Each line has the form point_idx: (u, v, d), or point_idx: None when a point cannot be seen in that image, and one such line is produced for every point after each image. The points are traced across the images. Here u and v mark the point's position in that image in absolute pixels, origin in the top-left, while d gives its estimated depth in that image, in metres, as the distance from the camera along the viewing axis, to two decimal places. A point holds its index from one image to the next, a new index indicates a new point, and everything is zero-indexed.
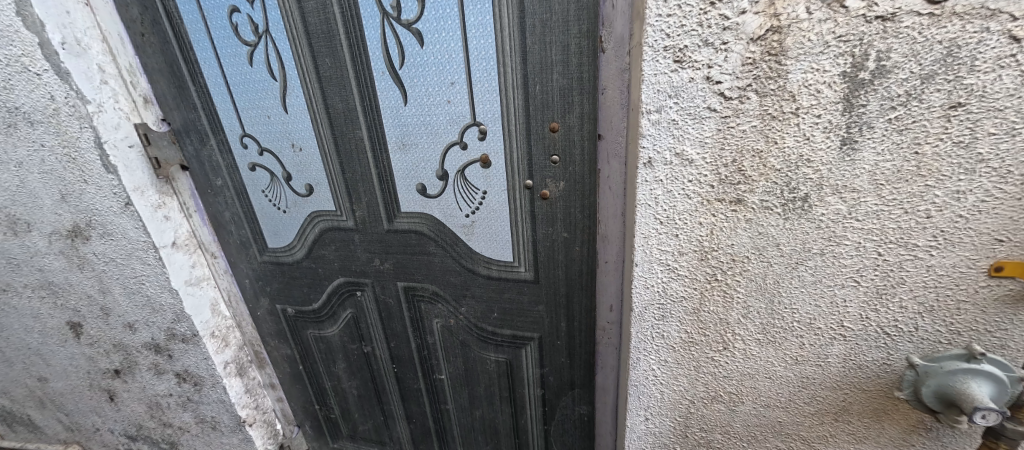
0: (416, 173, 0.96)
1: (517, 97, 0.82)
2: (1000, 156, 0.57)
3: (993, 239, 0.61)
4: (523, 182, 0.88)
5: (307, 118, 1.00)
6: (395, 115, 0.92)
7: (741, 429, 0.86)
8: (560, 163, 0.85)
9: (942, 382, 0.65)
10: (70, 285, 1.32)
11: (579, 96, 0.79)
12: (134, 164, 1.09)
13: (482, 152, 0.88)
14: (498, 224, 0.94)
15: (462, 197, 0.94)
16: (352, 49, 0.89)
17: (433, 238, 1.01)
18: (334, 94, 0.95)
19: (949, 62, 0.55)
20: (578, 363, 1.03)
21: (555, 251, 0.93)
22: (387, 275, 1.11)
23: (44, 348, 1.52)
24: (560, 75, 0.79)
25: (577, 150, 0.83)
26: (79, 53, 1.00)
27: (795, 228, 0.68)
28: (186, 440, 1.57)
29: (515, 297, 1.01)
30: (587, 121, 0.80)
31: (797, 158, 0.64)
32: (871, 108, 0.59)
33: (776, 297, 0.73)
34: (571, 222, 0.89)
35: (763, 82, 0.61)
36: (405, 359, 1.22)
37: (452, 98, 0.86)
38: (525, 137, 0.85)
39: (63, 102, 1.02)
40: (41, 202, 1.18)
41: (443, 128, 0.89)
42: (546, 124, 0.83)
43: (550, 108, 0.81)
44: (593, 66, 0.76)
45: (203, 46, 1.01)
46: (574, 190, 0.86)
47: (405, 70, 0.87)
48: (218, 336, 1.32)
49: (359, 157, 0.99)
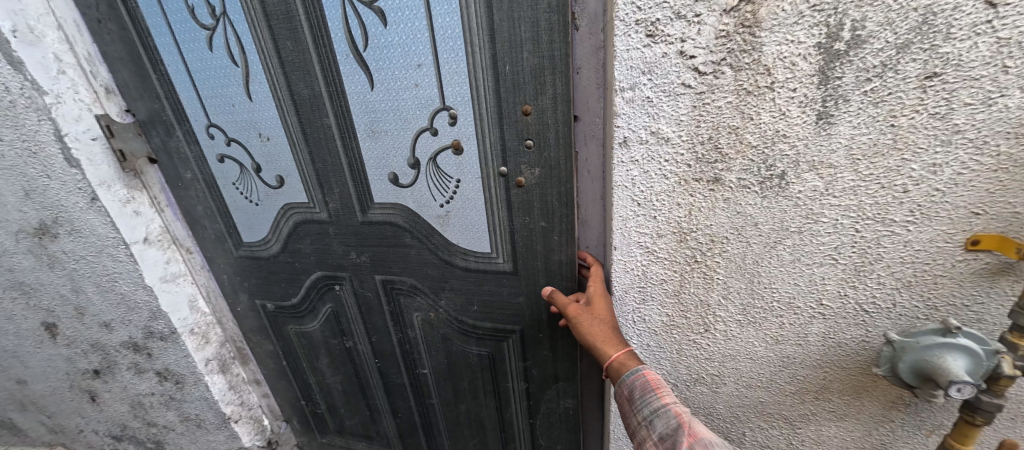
0: (388, 162, 0.93)
1: (486, 80, 0.79)
2: (976, 127, 0.56)
3: (969, 212, 0.60)
4: (497, 169, 0.85)
5: (273, 107, 0.96)
6: (363, 101, 0.89)
7: (724, 410, 0.87)
8: (535, 147, 0.81)
9: (918, 357, 0.64)
10: (42, 284, 1.29)
11: (552, 75, 0.75)
12: (99, 158, 1.05)
13: (453, 138, 0.85)
14: (473, 213, 0.92)
15: (435, 186, 0.91)
16: (314, 31, 0.86)
17: (408, 229, 0.99)
18: (298, 81, 0.91)
19: (924, 30, 0.53)
20: (561, 357, 1.01)
21: (532, 241, 0.90)
22: (365, 267, 1.09)
23: (21, 351, 1.48)
24: (531, 54, 0.74)
25: (552, 133, 0.79)
26: (33, 42, 0.95)
27: (773, 207, 0.66)
28: (172, 439, 1.55)
29: (494, 290, 0.99)
30: (560, 103, 0.76)
31: (773, 134, 0.62)
32: (847, 80, 0.57)
33: (755, 277, 0.73)
34: (549, 211, 0.86)
35: (737, 56, 0.59)
36: (388, 353, 1.20)
37: (420, 81, 0.83)
38: (497, 122, 0.81)
39: (19, 94, 0.98)
40: (5, 200, 1.14)
41: (412, 113, 0.86)
42: (518, 107, 0.79)
43: (521, 90, 0.77)
44: (563, 45, 0.72)
45: (161, 31, 0.97)
46: (550, 176, 0.82)
47: (369, 53, 0.84)
48: (198, 332, 1.29)
49: (328, 145, 0.96)
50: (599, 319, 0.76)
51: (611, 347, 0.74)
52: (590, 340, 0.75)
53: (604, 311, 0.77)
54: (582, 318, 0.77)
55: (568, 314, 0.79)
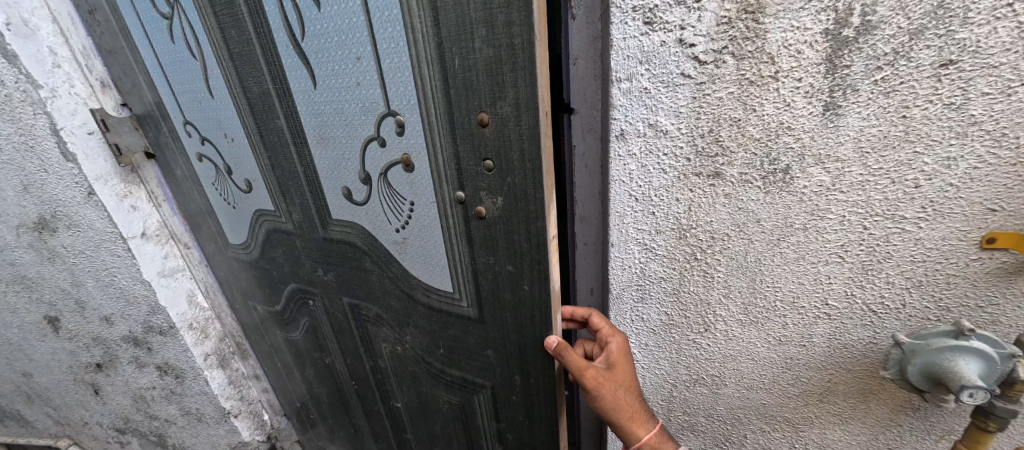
0: (341, 175, 0.87)
1: (436, 83, 0.67)
2: (994, 118, 0.52)
3: (985, 208, 0.57)
4: (454, 194, 0.75)
5: (230, 104, 0.94)
6: (307, 101, 0.82)
7: (724, 412, 0.85)
8: (496, 170, 0.69)
9: (928, 361, 0.62)
10: (43, 278, 1.29)
11: (512, 75, 0.61)
12: (95, 152, 1.05)
13: (403, 152, 0.76)
14: (432, 240, 0.83)
15: (390, 207, 0.84)
16: (254, 18, 0.80)
17: (366, 252, 0.94)
18: (248, 77, 0.88)
19: (940, 15, 0.50)
20: (537, 424, 0.92)
21: (500, 284, 0.79)
22: (332, 287, 1.07)
23: (25, 344, 1.49)
24: (485, 42, 0.61)
25: (515, 153, 0.66)
26: (27, 35, 0.94)
27: (776, 203, 0.64)
28: (174, 433, 1.55)
29: (461, 335, 0.91)
30: (522, 112, 0.63)
31: (777, 126, 0.59)
32: (856, 69, 0.54)
33: (757, 276, 0.70)
34: (515, 251, 0.74)
35: (740, 44, 0.56)
36: (364, 379, 1.19)
37: (361, 79, 0.73)
38: (450, 134, 0.70)
39: (15, 87, 0.98)
40: (5, 194, 1.14)
41: (359, 119, 0.78)
42: (474, 117, 0.67)
43: (476, 96, 0.65)
44: (525, 27, 0.57)
45: (133, 23, 0.95)
46: (514, 207, 0.70)
47: (307, 43, 0.76)
48: (196, 327, 1.29)
49: (285, 151, 0.92)
50: (623, 388, 0.73)
51: (640, 426, 0.74)
52: (615, 414, 0.73)
53: (627, 378, 0.75)
54: (604, 389, 0.73)
55: (585, 380, 0.73)
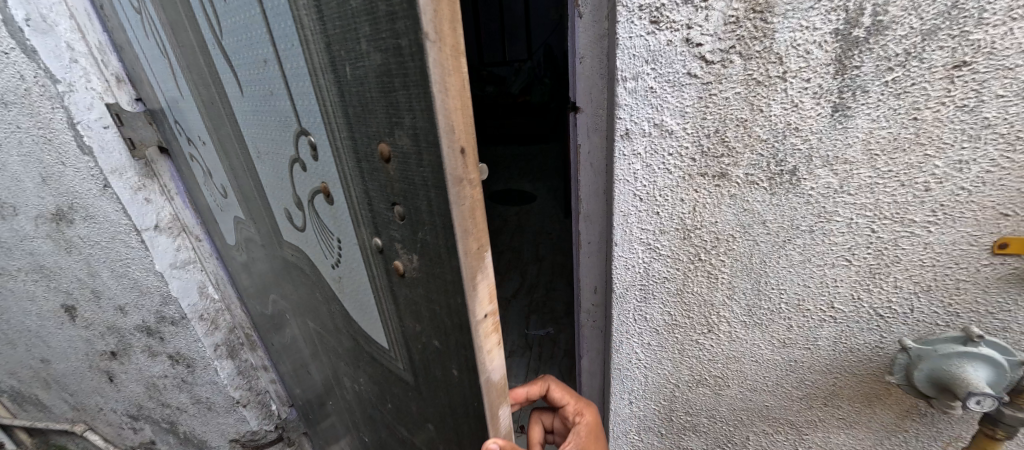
0: (282, 198, 0.68)
1: (332, 96, 0.42)
2: (1009, 121, 0.51)
3: (998, 213, 0.56)
4: (373, 246, 0.50)
5: (195, 108, 0.82)
6: (241, 107, 0.64)
7: (727, 414, 0.85)
8: (407, 224, 0.42)
9: (935, 366, 0.61)
10: (61, 268, 1.32)
11: (404, 85, 0.34)
12: (110, 146, 1.07)
13: (321, 181, 0.53)
14: (365, 297, 0.59)
15: (325, 246, 0.62)
16: (185, 9, 0.64)
17: (317, 288, 0.73)
18: (197, 75, 0.73)
19: (954, 15, 0.49)
20: None
21: (434, 381, 0.52)
22: (301, 312, 0.90)
23: (43, 331, 1.53)
24: (367, 30, 0.34)
25: (424, 204, 0.38)
26: (46, 31, 0.96)
27: (782, 204, 0.63)
28: (185, 420, 1.59)
29: (408, 420, 0.65)
30: (423, 147, 0.35)
31: (784, 127, 0.58)
32: (866, 70, 0.53)
33: (762, 278, 0.69)
34: (443, 345, 0.46)
35: (747, 43, 0.55)
36: (337, 414, 1.02)
37: (272, 86, 0.52)
38: (355, 163, 0.44)
39: (34, 82, 1.00)
40: (24, 186, 1.18)
41: (280, 134, 0.57)
42: (375, 144, 0.40)
43: (371, 114, 0.39)
44: (407, 18, 0.30)
45: (124, 19, 0.91)
46: (435, 284, 0.43)
47: (227, 39, 0.58)
48: (207, 318, 1.32)
49: (239, 161, 0.77)
50: None
51: None
52: None
53: None
54: None
55: None
